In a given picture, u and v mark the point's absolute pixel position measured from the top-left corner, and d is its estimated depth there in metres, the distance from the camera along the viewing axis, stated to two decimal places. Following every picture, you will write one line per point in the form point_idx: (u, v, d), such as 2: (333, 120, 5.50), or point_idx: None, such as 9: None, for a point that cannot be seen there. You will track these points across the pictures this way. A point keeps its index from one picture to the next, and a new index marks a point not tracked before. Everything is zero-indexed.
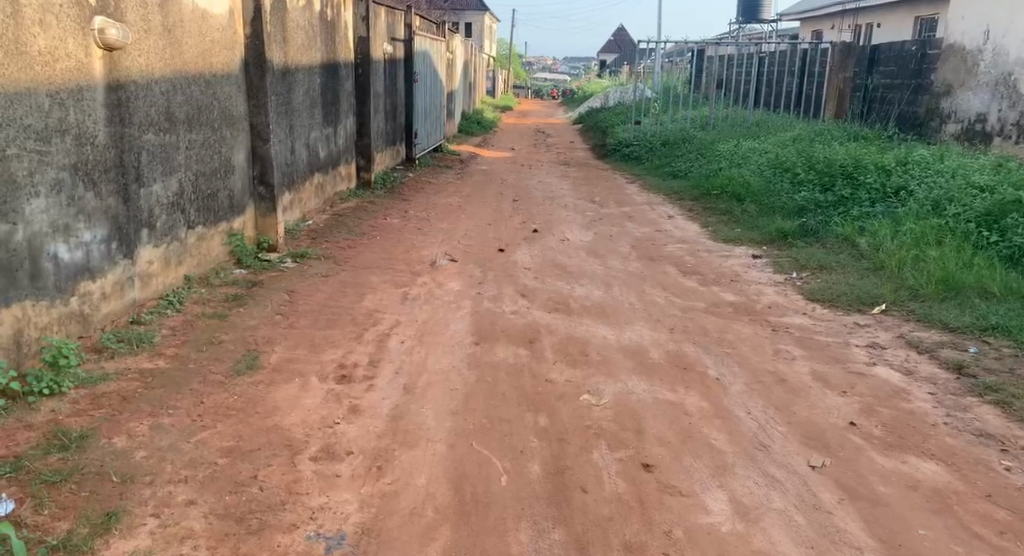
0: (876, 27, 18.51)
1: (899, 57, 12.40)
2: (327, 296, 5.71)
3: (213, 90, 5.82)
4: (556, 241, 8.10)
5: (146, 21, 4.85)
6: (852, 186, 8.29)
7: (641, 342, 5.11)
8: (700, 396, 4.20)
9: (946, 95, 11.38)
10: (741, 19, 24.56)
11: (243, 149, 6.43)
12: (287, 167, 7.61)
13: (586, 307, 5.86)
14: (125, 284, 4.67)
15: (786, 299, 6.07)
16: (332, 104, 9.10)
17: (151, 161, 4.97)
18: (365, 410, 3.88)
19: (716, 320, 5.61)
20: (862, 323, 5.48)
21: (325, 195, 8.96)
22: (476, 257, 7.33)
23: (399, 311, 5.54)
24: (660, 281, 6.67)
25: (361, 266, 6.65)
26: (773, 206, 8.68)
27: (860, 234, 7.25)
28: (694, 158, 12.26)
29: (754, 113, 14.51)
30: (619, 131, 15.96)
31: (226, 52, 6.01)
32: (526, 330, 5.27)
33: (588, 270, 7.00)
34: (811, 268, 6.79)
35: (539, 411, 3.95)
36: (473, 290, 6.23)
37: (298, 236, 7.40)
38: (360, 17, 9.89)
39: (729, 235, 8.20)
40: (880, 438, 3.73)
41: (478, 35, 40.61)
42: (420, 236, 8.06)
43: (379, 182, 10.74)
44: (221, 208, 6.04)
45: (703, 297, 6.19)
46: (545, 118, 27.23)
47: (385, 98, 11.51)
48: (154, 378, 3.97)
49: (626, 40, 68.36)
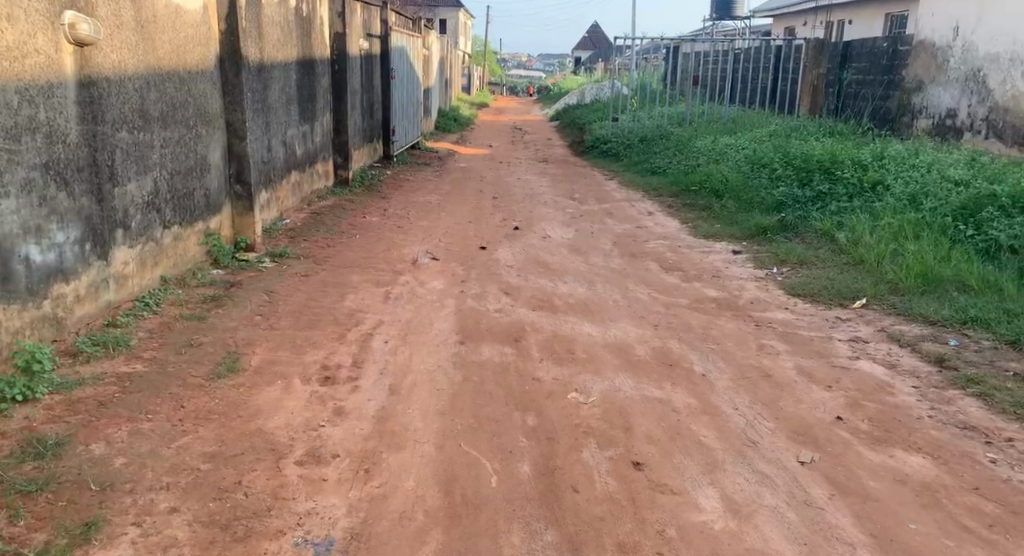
0: (847, 24, 18.70)
1: (871, 54, 12.51)
2: (308, 296, 5.62)
3: (187, 87, 5.72)
4: (538, 238, 8.07)
5: (118, 16, 4.74)
6: (830, 180, 8.33)
7: (627, 339, 5.09)
8: (688, 393, 4.19)
9: (917, 90, 11.49)
10: (715, 16, 24.63)
11: (219, 147, 6.33)
12: (264, 165, 7.50)
13: (570, 305, 5.84)
14: (99, 286, 4.55)
15: (768, 294, 6.09)
16: (309, 101, 8.99)
17: (125, 160, 4.86)
18: (350, 411, 3.82)
19: (700, 316, 5.60)
20: (844, 317, 5.50)
21: (303, 194, 8.85)
22: (457, 255, 7.28)
23: (381, 310, 5.47)
24: (643, 277, 6.66)
25: (341, 265, 6.58)
26: (752, 201, 8.71)
27: (839, 228, 7.28)
28: (672, 154, 12.29)
29: (730, 108, 14.57)
30: (597, 128, 15.95)
31: (200, 48, 5.90)
32: (511, 328, 5.23)
33: (570, 267, 6.98)
34: (792, 263, 6.81)
35: (527, 410, 3.92)
36: (455, 288, 6.18)
37: (276, 235, 7.30)
38: (336, 13, 9.80)
39: (709, 231, 8.21)
40: (867, 432, 3.73)
41: (452, 32, 40.50)
42: (400, 234, 8.00)
43: (357, 180, 10.63)
44: (197, 207, 5.93)
45: (686, 293, 6.19)
46: (521, 116, 27.25)
47: (362, 94, 11.40)
48: (132, 381, 3.87)
49: (601, 38, 68.42)
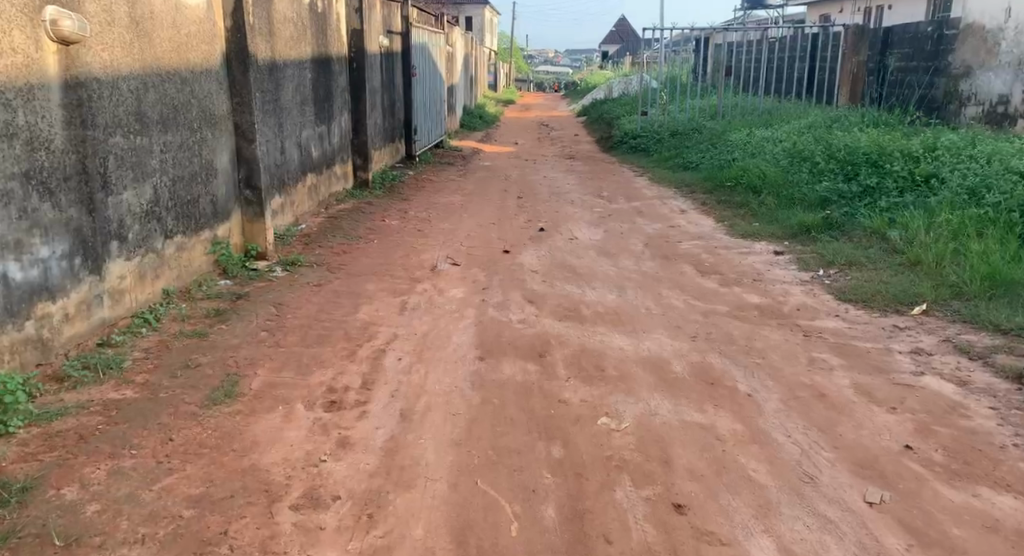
0: (886, 10, 18.04)
1: (914, 39, 11.91)
2: (319, 308, 5.28)
3: (190, 87, 5.39)
4: (565, 240, 7.67)
5: (110, 12, 4.41)
6: (878, 174, 7.81)
7: (662, 353, 4.66)
8: (732, 418, 3.76)
9: (965, 76, 10.89)
10: (746, 5, 23.93)
11: (227, 151, 6.00)
12: (277, 168, 7.17)
13: (599, 314, 5.44)
14: (92, 304, 4.23)
15: (815, 299, 5.62)
16: (325, 100, 8.66)
17: (120, 167, 4.53)
18: (356, 443, 3.45)
19: (741, 325, 5.16)
20: (902, 324, 5.03)
21: (320, 197, 8.53)
22: (479, 259, 6.90)
23: (396, 323, 5.11)
24: (678, 282, 6.22)
25: (356, 273, 6.22)
26: (793, 198, 8.20)
27: (891, 226, 6.77)
28: (705, 148, 11.79)
29: (764, 100, 14.01)
30: (626, 122, 15.46)
31: (204, 47, 5.58)
32: (535, 342, 4.84)
33: (599, 271, 6.56)
34: (839, 265, 6.33)
35: (552, 439, 3.53)
36: (476, 297, 5.81)
37: (290, 241, 6.96)
38: (353, 9, 9.46)
39: (747, 230, 7.73)
40: (944, 466, 3.29)
41: (479, 29, 40.15)
42: (420, 238, 7.63)
43: (378, 182, 10.30)
44: (203, 215, 5.60)
45: (724, 299, 5.74)
46: (547, 112, 26.77)
47: (382, 93, 11.05)
48: (119, 409, 3.52)
49: (629, 31, 67.51)
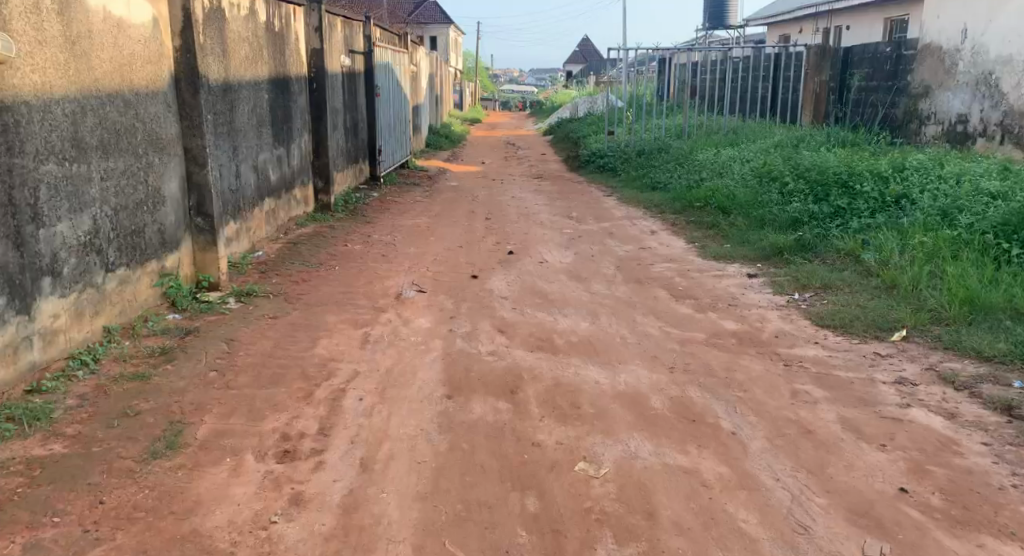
0: (845, 30, 18.19)
1: (874, 59, 11.98)
2: (275, 343, 4.96)
3: (134, 110, 5.07)
4: (534, 264, 7.42)
5: (41, 31, 4.13)
6: (849, 195, 7.70)
7: (640, 387, 4.42)
8: (718, 460, 3.52)
9: (924, 95, 10.91)
10: (708, 26, 24.06)
11: (177, 176, 5.67)
12: (231, 193, 6.84)
13: (572, 344, 5.18)
14: (20, 347, 3.94)
15: (793, 325, 5.44)
16: (284, 122, 8.34)
17: (53, 197, 4.22)
18: (311, 499, 3.16)
19: (720, 355, 4.94)
20: (884, 352, 4.84)
21: (279, 221, 8.19)
22: (446, 286, 6.62)
23: (358, 358, 4.81)
24: (652, 308, 6.00)
25: (315, 304, 5.90)
26: (764, 218, 8.06)
27: (864, 248, 6.64)
28: (672, 167, 11.67)
29: (730, 119, 13.96)
30: (592, 142, 15.32)
31: (150, 67, 5.27)
32: (505, 377, 4.57)
33: (570, 297, 6.31)
34: (815, 288, 6.17)
35: (526, 489, 3.27)
36: (443, 327, 5.53)
37: (245, 269, 6.61)
38: (313, 28, 9.18)
39: (719, 251, 7.56)
40: (943, 511, 3.10)
41: (443, 49, 40.02)
42: (384, 263, 7.33)
43: (340, 205, 9.98)
44: (150, 245, 5.26)
45: (701, 326, 5.53)
46: (513, 131, 26.62)
47: (344, 114, 10.76)
48: (44, 468, 3.20)
49: (592, 50, 67.86)
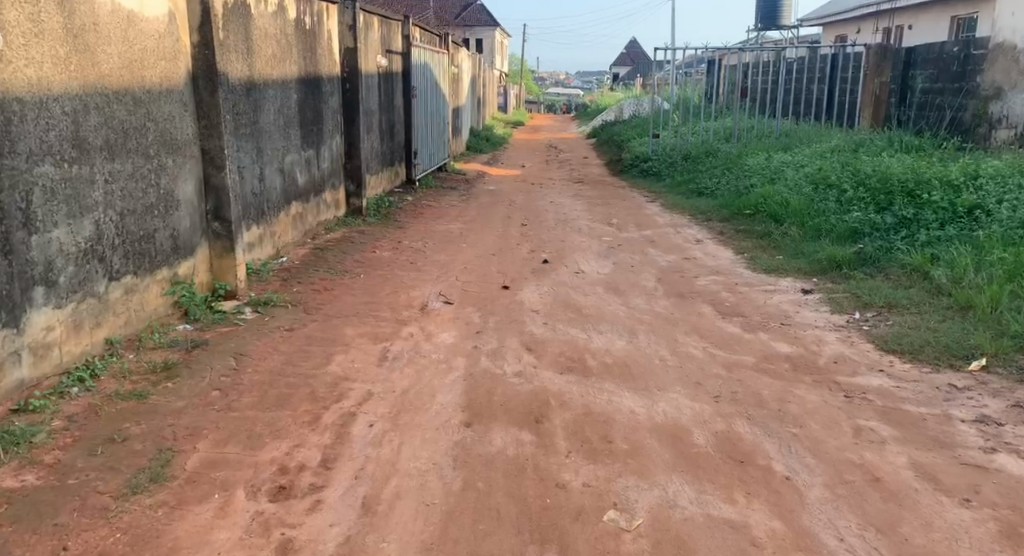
0: (906, 30, 17.40)
1: (939, 59, 11.35)
2: (286, 359, 4.62)
3: (145, 109, 4.77)
4: (570, 274, 7.01)
5: (38, 23, 3.83)
6: (916, 204, 7.15)
7: (679, 419, 3.98)
8: (770, 515, 3.09)
9: (995, 98, 10.22)
10: (760, 26, 23.36)
11: (192, 179, 5.37)
12: (254, 197, 6.55)
13: (607, 365, 4.76)
14: (6, 363, 3.65)
15: (854, 350, 4.96)
16: (314, 122, 8.05)
17: (48, 201, 3.93)
18: (303, 549, 2.83)
19: (771, 383, 4.47)
20: (961, 384, 4.34)
21: (307, 226, 7.90)
22: (475, 297, 6.24)
23: (373, 377, 4.45)
24: (696, 325, 5.53)
25: (336, 315, 5.57)
26: (820, 228, 7.54)
27: (934, 263, 6.11)
28: (720, 172, 11.14)
29: (782, 122, 13.37)
30: (637, 145, 14.84)
31: (164, 64, 4.96)
32: (531, 402, 4.17)
33: (606, 311, 5.88)
34: (877, 307, 5.66)
35: (546, 543, 2.91)
36: (468, 343, 5.16)
37: (265, 276, 6.31)
38: (347, 26, 8.88)
39: (771, 263, 7.05)
40: None
41: (489, 52, 39.71)
42: (412, 271, 6.99)
43: (373, 209, 9.67)
44: (160, 251, 4.96)
45: (750, 349, 5.05)
46: (557, 134, 26.16)
47: (379, 115, 10.47)
48: (10, 505, 2.91)
49: (639, 52, 67.12)
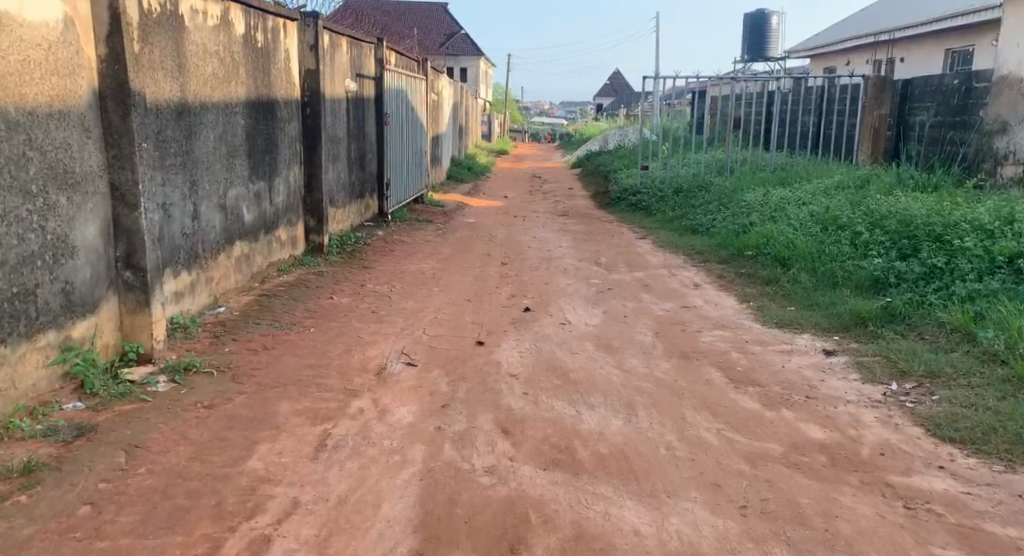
0: (898, 62, 16.82)
1: (939, 91, 10.62)
2: (195, 450, 3.65)
3: (25, 134, 3.84)
4: (554, 326, 6.07)
5: None
6: (946, 251, 6.31)
7: (699, 548, 3.06)
8: None
9: (1000, 132, 9.49)
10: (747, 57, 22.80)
11: (98, 219, 4.39)
12: (183, 239, 5.57)
13: (602, 456, 3.82)
14: None
15: (901, 436, 4.04)
16: (265, 151, 7.09)
17: None
18: None
19: (807, 485, 3.54)
20: None
21: (254, 268, 6.91)
22: (443, 357, 5.26)
23: (303, 479, 3.48)
24: (706, 398, 4.60)
25: (272, 385, 4.57)
26: (835, 274, 6.66)
27: (978, 322, 5.23)
28: (715, 208, 10.30)
29: (778, 155, 12.60)
30: (624, 177, 14.01)
31: (58, 79, 4.04)
32: (507, 516, 3.23)
33: (598, 377, 4.94)
34: (918, 376, 4.76)
35: None
36: (430, 422, 4.19)
37: (194, 333, 5.32)
38: (308, 46, 7.96)
39: (784, 316, 6.15)
40: None
41: (472, 80, 39.10)
42: (373, 323, 6.01)
43: (335, 246, 8.68)
44: (45, 310, 3.99)
45: (775, 434, 4.10)
46: (540, 163, 25.35)
47: (347, 143, 9.53)
48: None
49: (622, 84, 67.04)
